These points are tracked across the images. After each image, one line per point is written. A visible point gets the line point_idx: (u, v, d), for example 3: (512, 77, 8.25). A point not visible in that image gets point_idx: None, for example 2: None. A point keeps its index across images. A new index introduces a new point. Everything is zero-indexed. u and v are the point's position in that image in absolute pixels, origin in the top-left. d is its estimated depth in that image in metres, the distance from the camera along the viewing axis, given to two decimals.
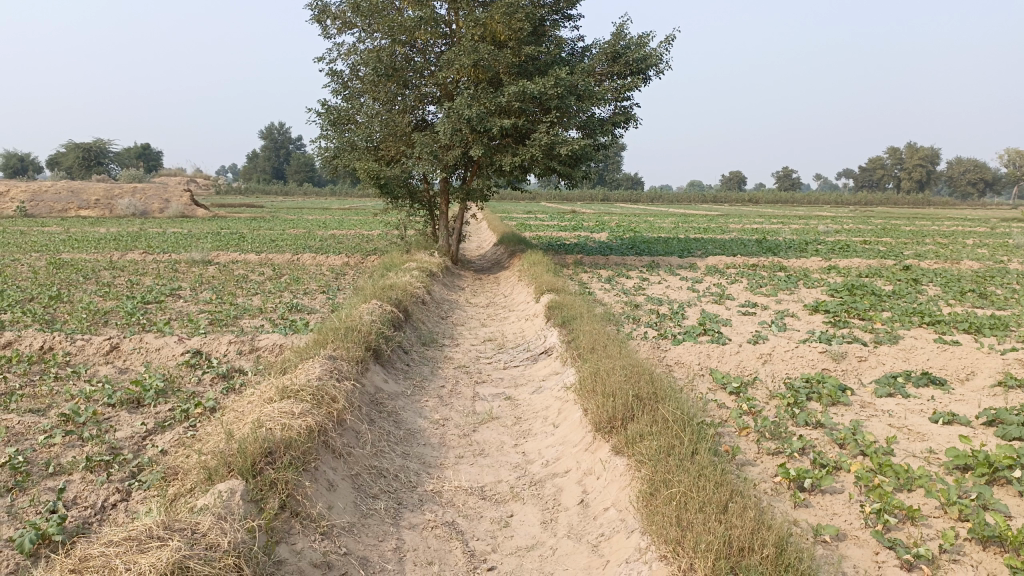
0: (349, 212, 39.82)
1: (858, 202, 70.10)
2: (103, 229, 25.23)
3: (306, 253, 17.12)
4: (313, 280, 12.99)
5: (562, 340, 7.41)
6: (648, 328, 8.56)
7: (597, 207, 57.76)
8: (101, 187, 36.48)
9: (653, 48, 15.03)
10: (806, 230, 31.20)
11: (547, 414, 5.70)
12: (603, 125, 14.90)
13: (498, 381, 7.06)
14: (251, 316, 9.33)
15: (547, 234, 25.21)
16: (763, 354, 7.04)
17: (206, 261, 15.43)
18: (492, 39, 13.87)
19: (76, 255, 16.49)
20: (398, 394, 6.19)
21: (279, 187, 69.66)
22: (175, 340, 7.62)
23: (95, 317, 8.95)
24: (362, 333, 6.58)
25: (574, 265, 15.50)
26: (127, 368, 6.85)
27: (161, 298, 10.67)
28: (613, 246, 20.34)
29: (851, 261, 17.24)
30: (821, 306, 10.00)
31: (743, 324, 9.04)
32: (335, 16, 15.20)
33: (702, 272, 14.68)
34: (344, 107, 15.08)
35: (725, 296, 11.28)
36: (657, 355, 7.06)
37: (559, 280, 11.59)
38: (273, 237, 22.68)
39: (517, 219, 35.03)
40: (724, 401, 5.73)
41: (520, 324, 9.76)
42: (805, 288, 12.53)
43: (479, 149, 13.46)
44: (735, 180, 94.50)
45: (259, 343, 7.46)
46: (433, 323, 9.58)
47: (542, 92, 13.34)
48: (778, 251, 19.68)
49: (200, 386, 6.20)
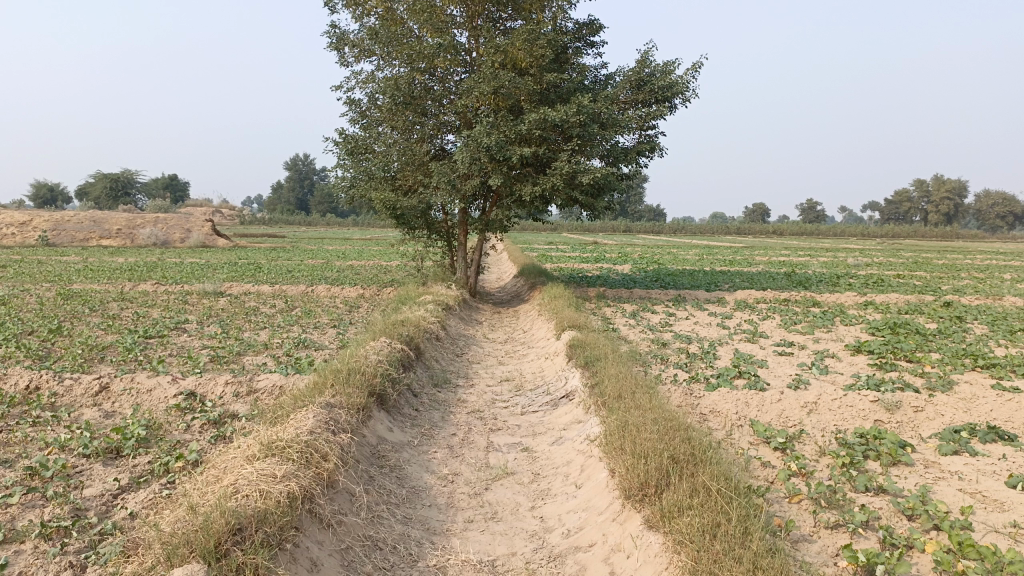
0: (369, 242, 39.54)
1: (886, 234, 68.99)
2: (120, 259, 25.04)
3: (321, 285, 16.69)
4: (324, 314, 12.51)
5: (584, 383, 6.79)
6: (677, 369, 7.92)
7: (617, 240, 57.31)
8: (124, 218, 36.56)
9: (679, 75, 14.55)
10: (835, 263, 30.38)
11: (568, 472, 5.08)
12: (627, 153, 14.39)
13: (514, 429, 6.45)
14: (255, 353, 8.81)
15: (569, 267, 24.62)
16: (808, 403, 6.37)
17: (218, 293, 15.01)
18: (513, 66, 13.46)
19: (87, 286, 16.17)
20: (403, 445, 5.61)
21: (301, 218, 69.89)
22: (169, 380, 7.10)
23: (91, 354, 8.48)
24: (366, 376, 6.01)
25: (597, 298, 14.93)
26: (113, 411, 6.33)
27: (164, 331, 10.22)
28: (637, 279, 19.75)
29: (888, 297, 16.45)
30: (864, 346, 9.31)
31: (781, 366, 8.37)
32: (353, 44, 14.90)
33: (731, 307, 14.02)
34: (362, 135, 14.70)
35: (758, 334, 10.62)
36: (690, 402, 6.42)
37: (582, 316, 11.01)
38: (290, 268, 22.32)
39: (538, 250, 34.61)
40: (770, 459, 5.08)
41: (539, 363, 9.17)
42: (842, 325, 11.84)
43: (498, 178, 12.99)
44: (760, 212, 93.60)
45: (258, 384, 6.92)
46: (447, 362, 9.01)
47: (563, 120, 12.87)
48: (809, 284, 18.94)
49: (188, 433, 5.65)
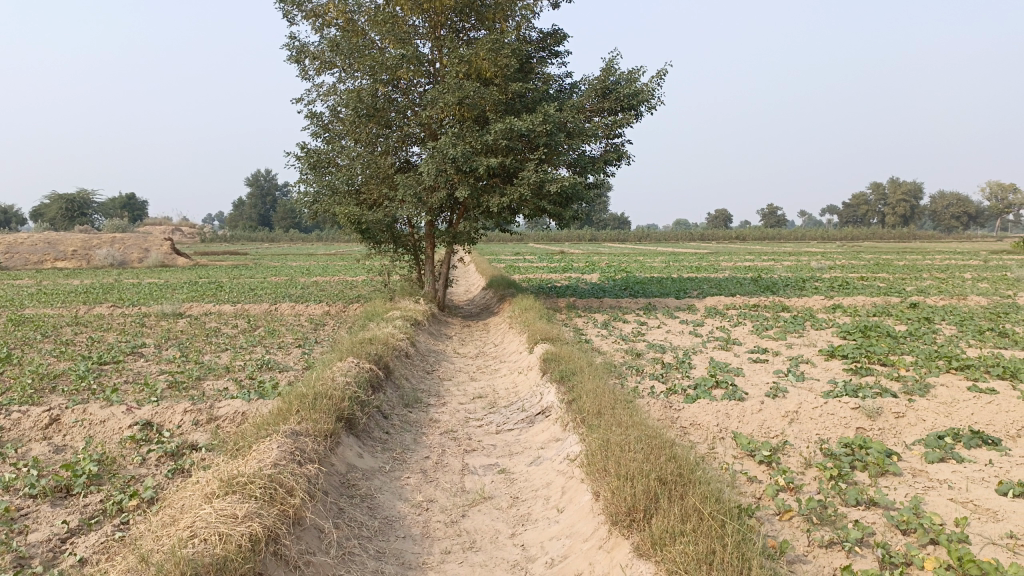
0: (333, 257, 39.04)
1: (845, 237, 70.19)
2: (75, 282, 24.28)
3: (285, 303, 16.29)
4: (289, 333, 12.15)
5: (561, 399, 6.58)
6: (654, 381, 7.75)
7: (583, 248, 57.46)
8: (79, 239, 35.58)
9: (644, 83, 14.50)
10: (799, 266, 30.68)
11: (549, 494, 4.85)
12: (594, 162, 14.27)
13: (490, 449, 6.21)
14: (216, 378, 8.46)
15: (538, 277, 24.47)
16: (789, 412, 6.24)
17: (178, 314, 14.53)
18: (477, 76, 13.29)
19: (40, 310, 15.58)
20: (374, 472, 5.34)
21: (264, 235, 68.90)
22: (125, 410, 6.74)
23: (42, 383, 8.06)
24: (333, 400, 5.74)
25: (567, 309, 14.76)
26: (65, 446, 5.96)
27: (121, 357, 9.80)
28: (606, 288, 19.66)
29: (855, 299, 16.52)
30: (838, 351, 9.25)
31: (757, 374, 8.24)
32: (314, 56, 14.61)
33: (702, 315, 13.94)
34: (324, 149, 14.39)
35: (732, 341, 10.51)
36: (669, 415, 6.24)
37: (553, 328, 10.81)
38: (253, 286, 21.82)
39: (505, 261, 34.45)
40: (756, 473, 4.91)
41: (512, 379, 8.94)
42: (814, 330, 11.81)
43: (464, 190, 12.77)
44: (722, 218, 94.66)
45: (219, 411, 6.59)
46: (417, 380, 8.74)
47: (529, 129, 12.72)
48: (777, 289, 19.00)
49: (144, 467, 5.31)
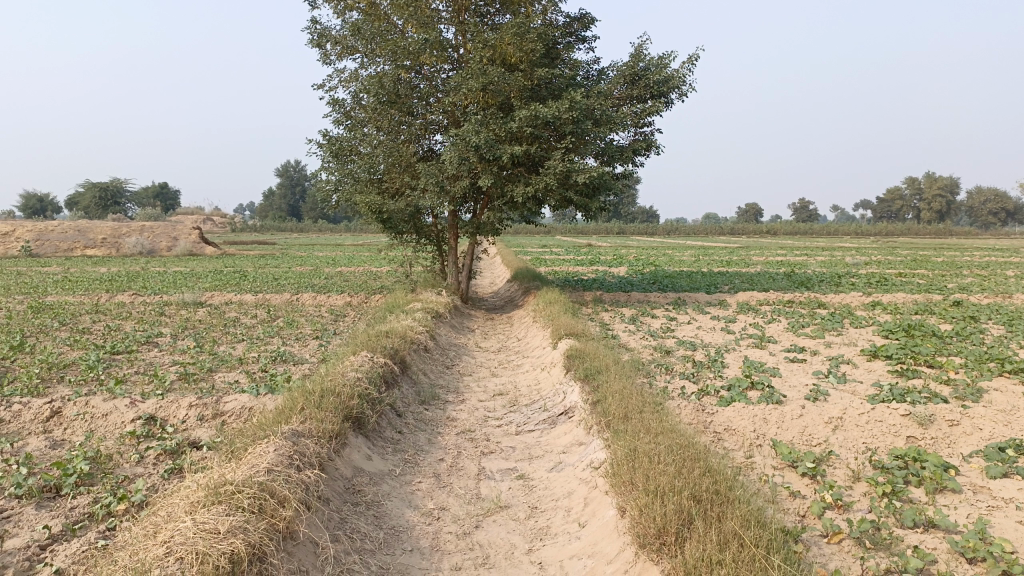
0: (360, 248, 38.90)
1: (880, 233, 68.69)
2: (102, 269, 24.33)
3: (307, 293, 16.04)
4: (307, 324, 11.86)
5: (585, 399, 6.17)
6: (685, 381, 7.31)
7: (610, 242, 56.80)
8: (109, 227, 35.76)
9: (675, 69, 13.99)
10: (833, 262, 29.89)
11: (570, 505, 4.45)
12: (622, 151, 13.79)
13: (508, 452, 5.82)
14: (228, 370, 8.16)
15: (563, 270, 24.00)
16: (832, 418, 5.77)
17: (198, 303, 14.32)
18: (502, 62, 12.86)
19: (61, 297, 15.48)
20: (383, 476, 4.97)
21: (293, 225, 69.10)
22: (128, 403, 6.45)
23: (50, 372, 7.82)
24: (342, 397, 5.38)
25: (594, 303, 14.32)
26: (63, 440, 5.66)
27: (134, 346, 9.56)
28: (634, 282, 19.18)
29: (895, 296, 15.86)
30: (881, 351, 8.72)
31: (794, 375, 7.76)
32: (336, 41, 14.29)
33: (734, 311, 13.41)
34: (346, 137, 14.08)
35: (767, 339, 10.01)
36: (702, 420, 5.80)
37: (579, 323, 10.39)
38: (277, 275, 21.63)
39: (531, 253, 34.04)
40: (798, 487, 4.47)
41: (534, 375, 8.55)
42: (852, 328, 11.24)
43: (488, 179, 12.36)
44: (752, 212, 93.33)
45: (225, 407, 6.28)
46: (435, 375, 8.38)
47: (556, 116, 12.26)
48: (811, 285, 18.34)
49: (140, 466, 4.99)
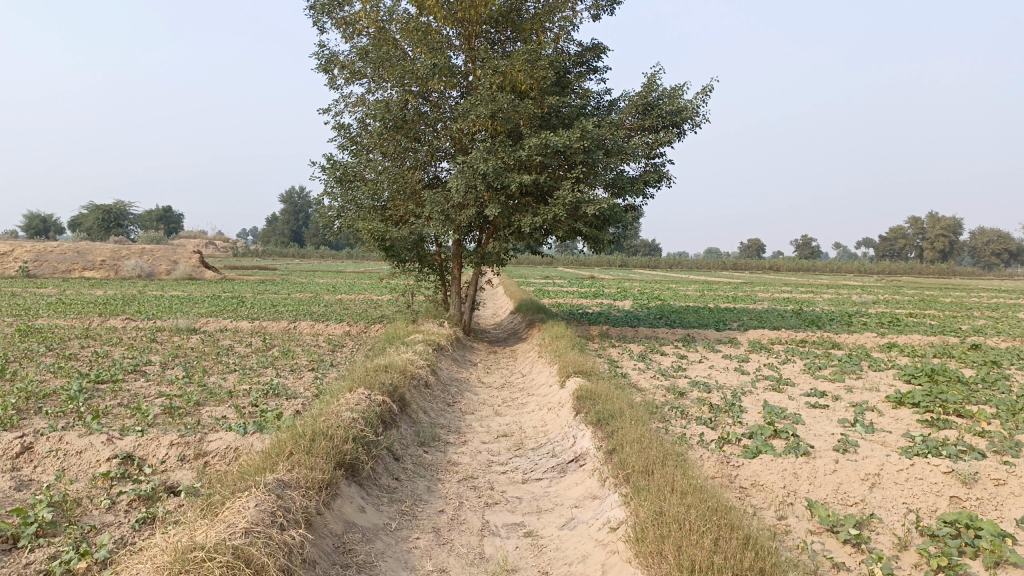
0: (360, 275, 38.56)
1: (883, 271, 68.37)
2: (98, 292, 23.92)
3: (305, 321, 15.62)
4: (304, 354, 11.42)
5: (599, 446, 5.71)
6: (702, 426, 6.84)
7: (613, 274, 56.42)
8: (109, 249, 35.43)
9: (689, 100, 13.71)
10: (841, 301, 29.47)
11: (585, 572, 3.99)
12: (633, 183, 13.44)
13: (515, 503, 5.34)
14: (217, 404, 7.69)
15: (568, 303, 23.54)
16: (868, 474, 5.32)
17: (191, 330, 13.88)
18: (512, 89, 12.55)
19: (52, 320, 15.03)
20: (377, 532, 4.50)
21: (295, 252, 68.80)
22: (105, 440, 5.97)
23: (27, 402, 7.34)
24: (335, 441, 4.92)
25: (600, 338, 13.88)
26: (31, 480, 5.18)
27: (120, 375, 9.10)
28: (641, 316, 18.73)
29: (911, 338, 15.37)
30: (907, 398, 8.26)
31: (819, 422, 7.29)
32: (343, 65, 14.04)
33: (745, 349, 12.95)
34: (350, 162, 13.75)
35: (784, 381, 9.54)
36: (725, 473, 5.34)
37: (587, 359, 9.95)
38: (275, 302, 21.20)
39: (534, 285, 33.63)
40: (841, 558, 4.02)
41: (540, 416, 8.06)
42: (871, 371, 10.77)
43: (495, 208, 11.99)
44: (755, 247, 93.05)
45: (209, 447, 5.82)
46: (436, 413, 7.92)
47: (566, 145, 11.92)
48: (822, 323, 17.88)
49: (110, 514, 4.51)
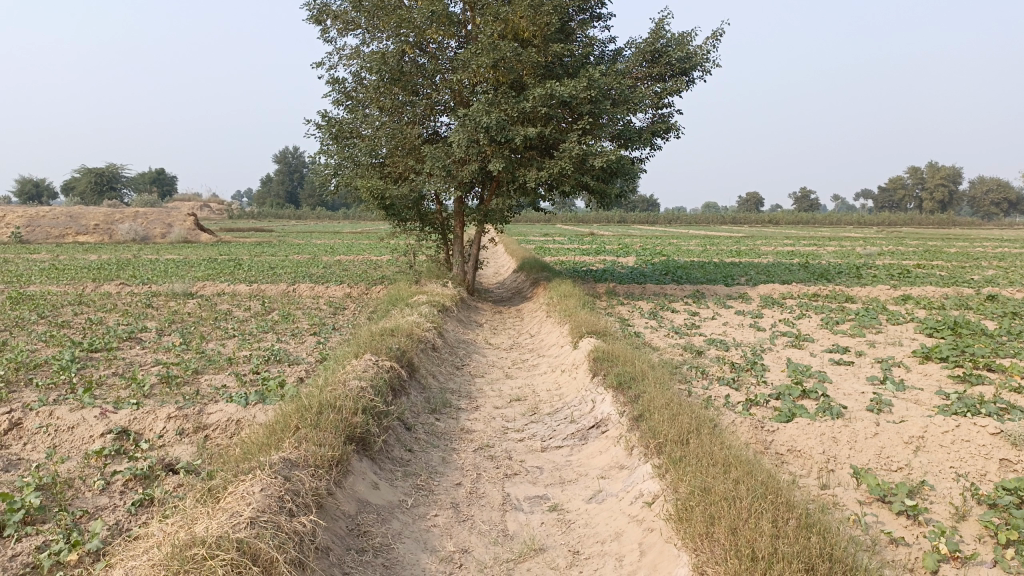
0: (358, 235, 38.11)
1: (883, 222, 67.94)
2: (93, 257, 23.48)
3: (304, 283, 15.23)
4: (305, 318, 11.07)
5: (623, 412, 5.38)
6: (726, 388, 6.52)
7: (613, 230, 56.01)
8: (102, 213, 34.87)
9: (698, 46, 13.18)
10: (846, 253, 29.16)
11: (621, 551, 3.69)
12: (640, 134, 12.97)
13: (536, 474, 5.02)
14: (217, 372, 7.35)
15: (571, 260, 23.11)
16: (912, 437, 4.99)
17: (188, 295, 13.50)
18: (514, 37, 12.00)
19: (44, 287, 14.63)
20: (393, 511, 4.18)
21: (291, 213, 68.09)
22: (98, 414, 5.61)
23: (17, 373, 6.99)
24: (343, 414, 4.58)
25: (608, 295, 13.54)
26: (20, 459, 4.84)
27: (114, 343, 8.73)
28: (647, 272, 18.40)
29: (924, 289, 15.03)
30: (935, 352, 7.92)
31: (846, 380, 6.96)
32: (336, 15, 13.40)
33: (758, 305, 12.61)
34: (347, 118, 13.25)
35: (804, 337, 9.20)
36: (760, 439, 5.03)
37: (599, 318, 9.61)
38: (274, 264, 20.79)
39: (535, 242, 33.22)
40: (899, 532, 3.72)
41: (554, 378, 7.75)
42: (891, 325, 10.43)
43: (498, 163, 11.52)
44: (754, 201, 92.42)
45: (209, 420, 5.49)
46: (445, 378, 7.61)
47: (572, 95, 11.42)
48: (831, 276, 17.52)
49: (104, 497, 4.18)
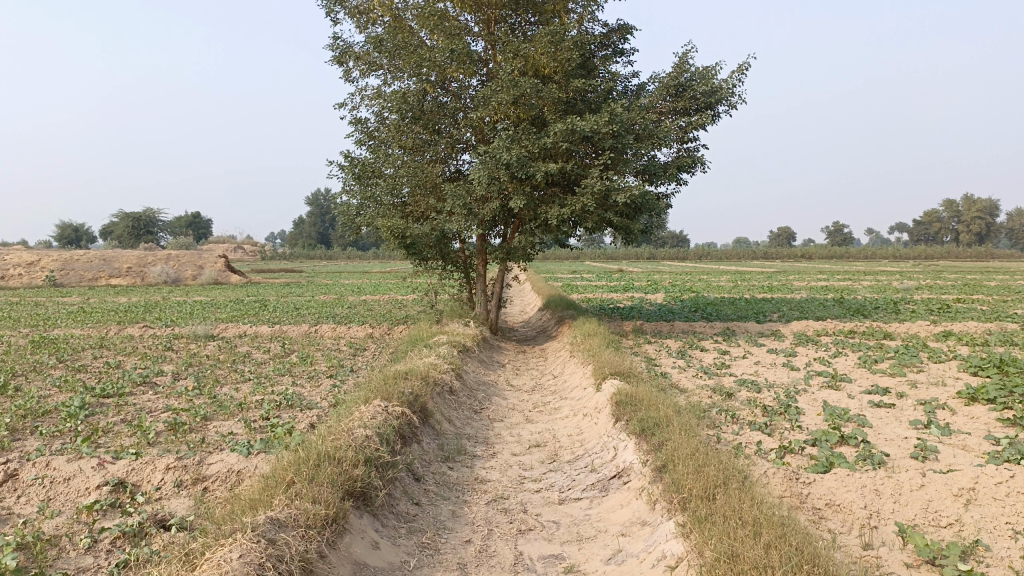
0: (386, 275, 38.18)
1: (919, 255, 66.60)
2: (123, 299, 23.62)
3: (326, 324, 15.09)
4: (323, 360, 10.87)
5: (646, 462, 5.03)
6: (758, 433, 6.12)
7: (642, 267, 55.60)
8: (135, 255, 35.36)
9: (723, 79, 12.93)
10: (883, 287, 28.42)
11: None
12: (665, 169, 12.72)
13: (552, 530, 4.67)
14: (226, 418, 7.13)
15: (597, 297, 22.79)
16: (962, 489, 4.55)
17: (209, 337, 13.38)
18: (535, 74, 11.89)
19: (69, 330, 14.65)
20: (393, 573, 3.87)
21: (321, 253, 68.68)
22: (96, 464, 5.39)
23: (23, 420, 6.82)
24: (344, 466, 4.31)
25: (635, 334, 13.16)
26: (9, 514, 4.61)
27: (128, 388, 8.56)
28: (676, 309, 18.00)
29: (965, 325, 14.42)
30: (981, 392, 7.43)
31: (887, 424, 6.51)
32: (358, 57, 13.44)
33: (790, 342, 12.14)
34: (368, 158, 13.17)
35: (840, 377, 8.74)
36: (794, 493, 4.64)
37: (623, 358, 9.26)
38: (298, 304, 20.75)
39: (562, 279, 32.95)
40: None
41: (576, 422, 7.41)
42: (932, 363, 9.91)
43: (519, 200, 11.32)
44: (785, 235, 91.40)
45: (209, 471, 5.25)
46: (462, 423, 7.30)
47: (594, 130, 11.22)
48: (868, 312, 16.96)
49: (88, 557, 3.92)
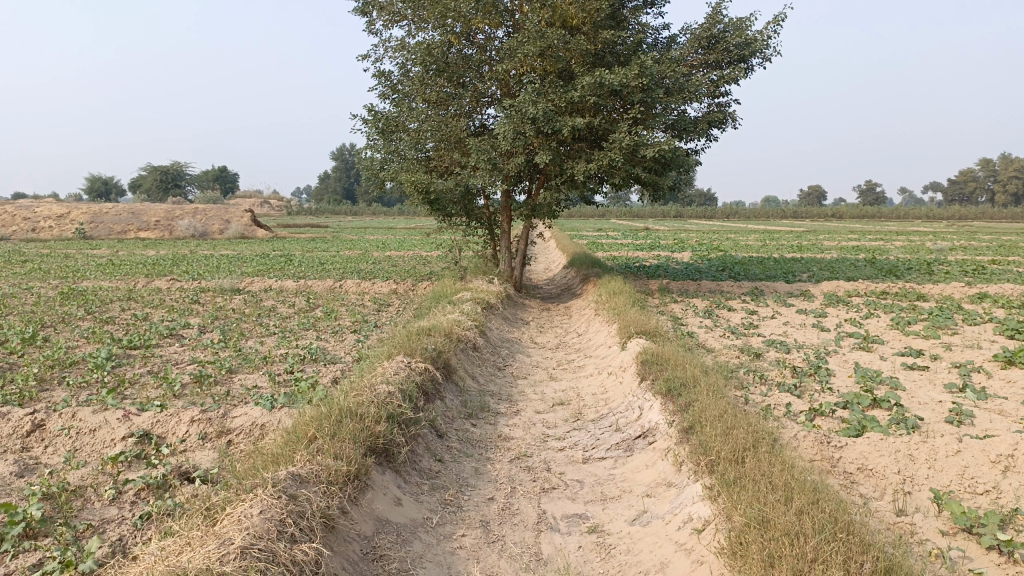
0: (411, 231, 38.10)
1: (952, 216, 65.16)
2: (150, 253, 23.78)
3: (351, 279, 15.06)
4: (347, 315, 10.85)
5: (673, 423, 4.93)
6: (787, 395, 5.99)
7: (669, 225, 55.05)
8: (162, 210, 35.60)
9: (757, 31, 12.50)
10: (915, 248, 27.82)
11: None
12: (695, 124, 12.40)
13: (575, 489, 4.62)
14: (251, 372, 7.13)
15: (623, 255, 22.57)
16: (1000, 455, 4.41)
17: (235, 291, 13.42)
18: (562, 24, 11.57)
19: (97, 282, 14.77)
20: (415, 529, 3.84)
21: (346, 209, 68.73)
22: (121, 416, 5.42)
23: (51, 371, 6.88)
24: (366, 422, 4.26)
25: (660, 293, 12.99)
26: (36, 464, 4.64)
27: (154, 340, 8.61)
28: (703, 268, 17.74)
29: (1002, 287, 14.05)
30: (1019, 356, 7.22)
31: (921, 387, 6.35)
32: (382, 7, 13.16)
33: (820, 303, 11.91)
34: (393, 112, 12.96)
35: (872, 338, 8.55)
36: (825, 456, 4.52)
37: (649, 317, 9.13)
38: (323, 260, 20.74)
39: (587, 237, 32.65)
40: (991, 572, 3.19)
41: (601, 381, 7.33)
42: (968, 326, 9.66)
43: (545, 155, 11.11)
44: (815, 194, 89.80)
45: (233, 424, 5.25)
46: (485, 380, 7.25)
47: (622, 83, 10.93)
48: (900, 273, 16.60)
49: (113, 508, 3.94)
